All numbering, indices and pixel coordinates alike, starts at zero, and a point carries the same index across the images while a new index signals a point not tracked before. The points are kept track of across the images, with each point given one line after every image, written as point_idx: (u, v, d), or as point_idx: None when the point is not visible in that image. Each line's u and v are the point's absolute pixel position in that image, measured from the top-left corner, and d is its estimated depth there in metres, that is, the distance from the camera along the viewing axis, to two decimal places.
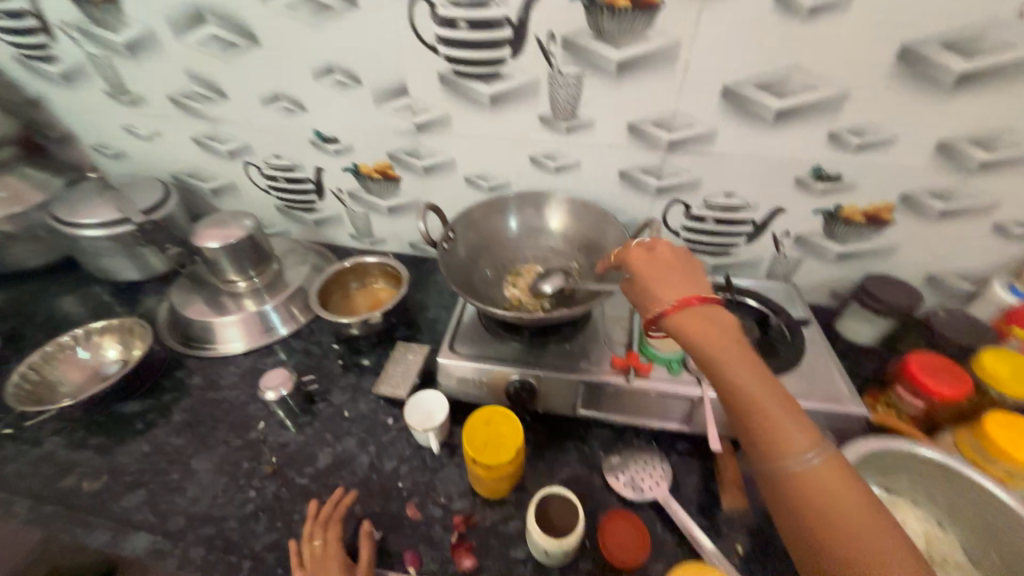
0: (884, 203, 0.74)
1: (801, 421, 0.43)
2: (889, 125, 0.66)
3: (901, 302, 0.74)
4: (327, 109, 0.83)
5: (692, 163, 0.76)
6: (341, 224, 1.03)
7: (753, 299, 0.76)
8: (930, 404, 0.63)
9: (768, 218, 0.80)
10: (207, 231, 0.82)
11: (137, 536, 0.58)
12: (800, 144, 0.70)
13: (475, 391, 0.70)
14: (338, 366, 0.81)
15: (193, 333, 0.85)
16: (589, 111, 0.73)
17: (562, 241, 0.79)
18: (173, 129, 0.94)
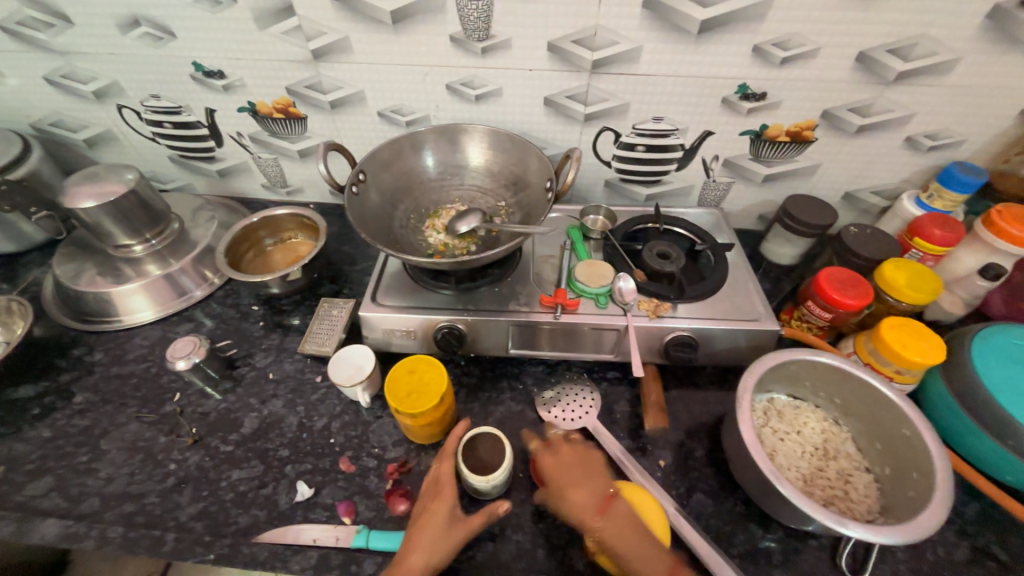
0: (807, 121, 0.73)
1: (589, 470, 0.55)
2: (812, 34, 0.63)
3: (819, 221, 0.76)
4: (202, 35, 0.71)
5: (618, 86, 0.71)
6: (249, 174, 0.93)
7: (680, 228, 0.77)
8: (835, 315, 0.67)
9: (697, 143, 0.78)
10: (79, 189, 0.71)
11: (46, 522, 0.55)
12: (726, 60, 0.67)
13: (405, 341, 0.68)
14: (260, 328, 0.76)
15: (88, 307, 0.77)
16: (504, 29, 0.66)
17: (487, 177, 0.74)
18: (17, 67, 0.78)
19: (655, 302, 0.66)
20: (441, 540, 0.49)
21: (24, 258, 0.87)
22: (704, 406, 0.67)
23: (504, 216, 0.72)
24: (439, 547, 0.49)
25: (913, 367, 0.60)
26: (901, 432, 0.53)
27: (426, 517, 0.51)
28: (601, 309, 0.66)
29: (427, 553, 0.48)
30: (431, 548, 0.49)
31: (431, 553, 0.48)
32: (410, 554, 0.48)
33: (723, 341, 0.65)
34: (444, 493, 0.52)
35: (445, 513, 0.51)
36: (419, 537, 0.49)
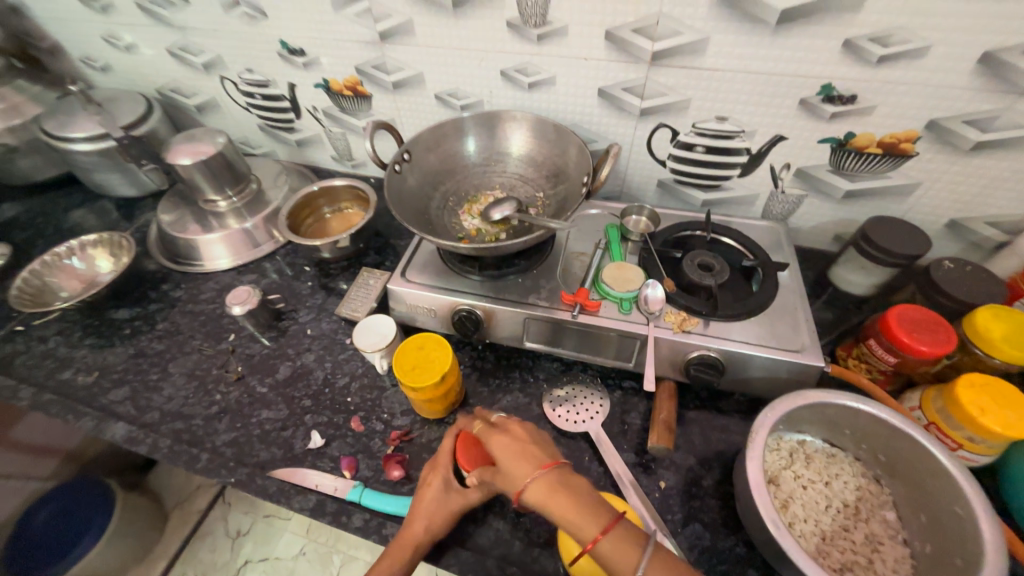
0: (907, 131, 0.62)
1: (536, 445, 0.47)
2: (921, 29, 0.53)
3: (906, 249, 0.65)
4: (288, 16, 0.77)
5: (679, 80, 0.66)
6: (322, 146, 1.01)
7: (729, 239, 0.70)
8: (903, 361, 0.57)
9: (766, 148, 0.71)
10: (179, 147, 0.83)
11: (119, 424, 0.66)
12: (807, 57, 0.59)
13: (427, 319, 0.70)
14: (309, 287, 0.83)
15: (178, 251, 0.89)
16: (561, 15, 0.64)
17: (530, 168, 0.74)
18: (148, 39, 0.92)
19: (685, 316, 0.61)
20: (441, 510, 0.50)
21: (141, 202, 1.03)
22: (723, 434, 0.62)
23: (539, 206, 0.71)
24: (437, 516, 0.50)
25: (991, 437, 0.50)
26: (952, 508, 0.45)
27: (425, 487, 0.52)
28: (624, 315, 0.63)
29: (426, 522, 0.50)
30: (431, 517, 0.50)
31: (431, 520, 0.50)
32: (413, 521, 0.50)
33: (755, 368, 0.59)
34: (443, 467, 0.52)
35: (440, 483, 0.51)
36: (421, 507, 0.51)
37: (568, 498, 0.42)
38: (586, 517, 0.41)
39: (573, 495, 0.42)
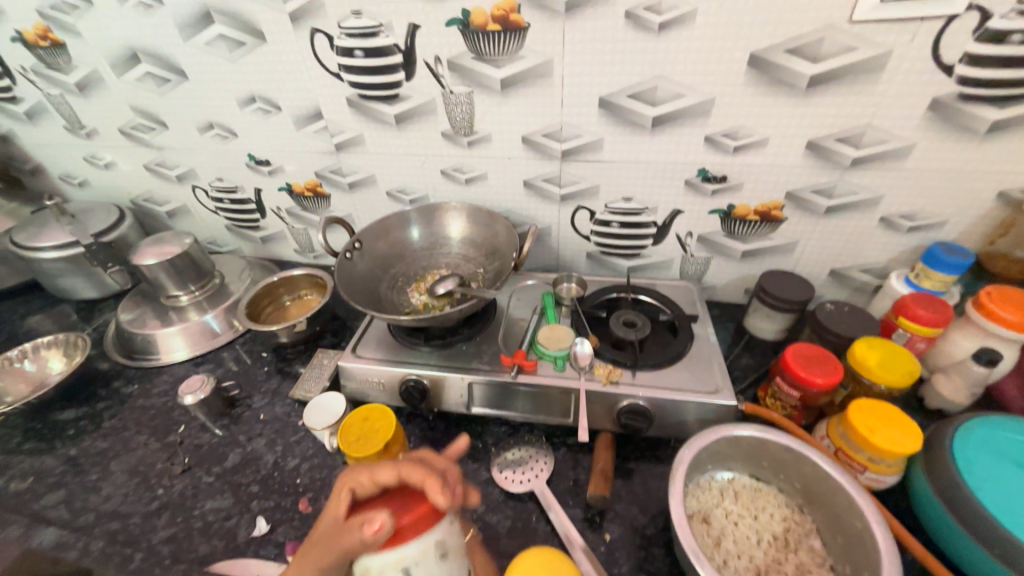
0: (773, 201, 0.76)
1: None
2: (759, 126, 0.69)
3: (796, 296, 0.76)
4: (256, 134, 0.90)
5: (587, 171, 0.80)
6: (285, 240, 1.10)
7: (650, 298, 0.79)
8: (806, 394, 0.64)
9: (669, 220, 0.83)
10: (146, 248, 0.89)
11: (48, 530, 0.63)
12: (682, 149, 0.74)
13: (378, 392, 0.74)
14: (265, 373, 0.86)
15: (136, 347, 0.91)
16: (485, 126, 0.78)
17: (471, 248, 0.83)
18: (127, 157, 1.02)
19: (613, 368, 0.67)
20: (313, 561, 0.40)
21: (102, 303, 1.06)
22: (662, 480, 0.65)
23: (479, 280, 0.79)
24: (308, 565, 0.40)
25: (885, 455, 0.56)
26: (854, 523, 0.49)
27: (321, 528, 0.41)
28: (559, 371, 0.68)
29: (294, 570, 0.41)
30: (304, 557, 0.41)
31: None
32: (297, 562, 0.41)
33: (680, 412, 0.64)
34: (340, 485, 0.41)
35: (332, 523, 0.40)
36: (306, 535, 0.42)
37: None
38: None
39: None
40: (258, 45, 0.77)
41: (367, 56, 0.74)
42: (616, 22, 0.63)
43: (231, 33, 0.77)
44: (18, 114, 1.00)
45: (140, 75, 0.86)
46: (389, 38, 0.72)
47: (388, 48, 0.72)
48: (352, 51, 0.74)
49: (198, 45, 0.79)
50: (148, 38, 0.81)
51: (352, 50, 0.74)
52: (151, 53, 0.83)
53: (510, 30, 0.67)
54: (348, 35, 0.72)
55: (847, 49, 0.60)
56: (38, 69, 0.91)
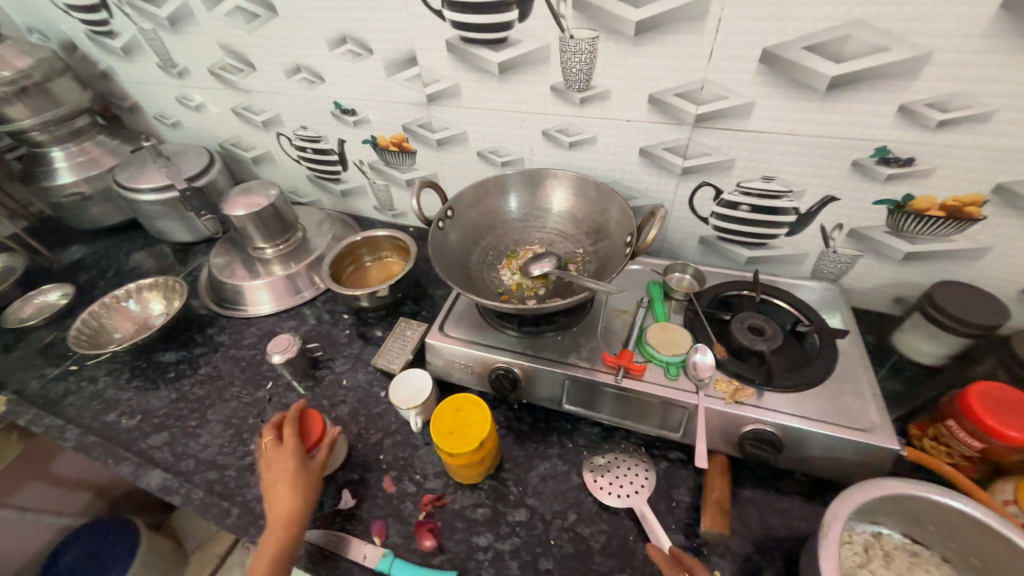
0: (971, 195, 0.60)
1: None
2: (985, 95, 0.52)
3: (980, 317, 0.60)
4: (344, 80, 0.83)
5: (723, 142, 0.66)
6: (365, 196, 1.05)
7: (783, 301, 0.67)
8: (990, 446, 0.51)
9: (816, 208, 0.69)
10: (235, 199, 0.88)
11: (155, 472, 0.66)
12: (860, 122, 0.58)
13: (463, 375, 0.69)
14: (347, 336, 0.84)
15: (226, 296, 0.92)
16: (605, 81, 0.66)
17: (570, 224, 0.74)
18: (216, 100, 1.00)
19: (737, 384, 0.58)
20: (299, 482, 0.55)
21: (195, 247, 1.09)
22: (783, 517, 0.56)
23: (579, 263, 0.71)
24: (304, 489, 0.55)
25: None
26: None
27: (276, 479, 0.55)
28: (670, 380, 0.60)
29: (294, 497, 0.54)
30: (296, 486, 0.54)
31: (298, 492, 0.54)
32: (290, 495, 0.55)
33: (816, 446, 0.54)
34: (284, 443, 0.58)
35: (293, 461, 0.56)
36: (277, 486, 0.55)
37: None
38: None
39: None
40: None
41: None
42: None
43: None
44: (115, 49, 0.98)
45: (230, 9, 0.80)
46: None
47: None
48: None
49: None
50: None
51: None
52: None
53: None
54: None
55: None
56: (132, 1, 0.87)
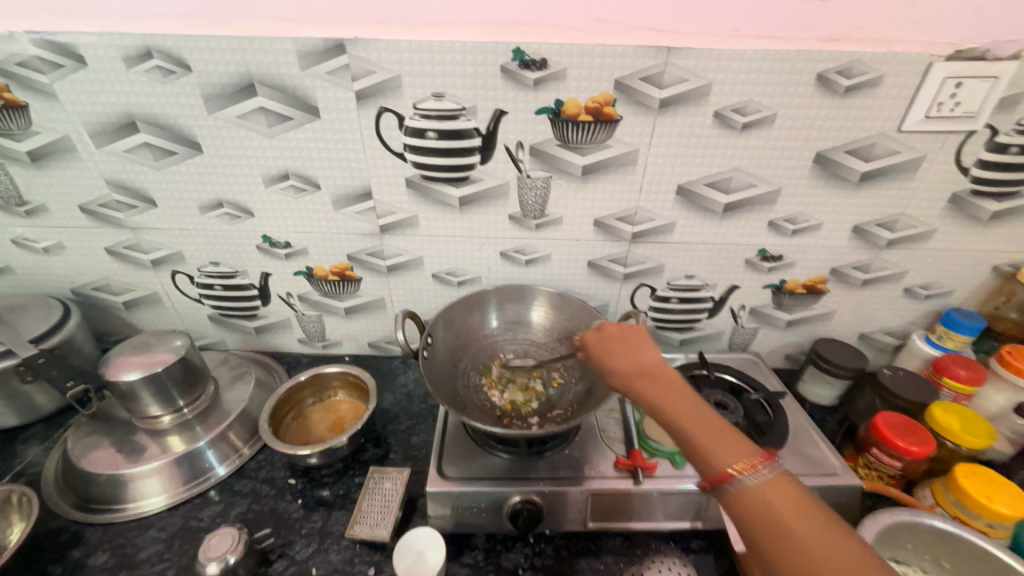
0: (819, 277, 0.83)
1: (689, 412, 0.47)
2: (815, 214, 0.76)
3: (852, 363, 0.81)
4: (279, 215, 0.78)
5: (654, 252, 0.81)
6: (289, 329, 0.93)
7: (730, 375, 0.80)
8: (905, 463, 0.66)
9: (725, 295, 0.86)
10: (124, 359, 0.69)
11: None
12: (746, 232, 0.78)
13: (472, 519, 0.62)
14: (299, 507, 0.68)
15: (96, 495, 0.68)
16: (557, 210, 0.76)
17: (543, 333, 0.79)
18: (81, 240, 0.81)
19: None
20: (686, 406, 0.47)
21: (25, 432, 0.79)
22: None
23: (563, 371, 0.75)
24: (687, 422, 0.46)
25: (1003, 519, 0.58)
26: None
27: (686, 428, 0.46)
28: (680, 470, 0.63)
29: (712, 439, 0.45)
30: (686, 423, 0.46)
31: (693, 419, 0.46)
32: (676, 414, 0.47)
33: None
34: (622, 371, 0.53)
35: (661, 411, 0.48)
36: (691, 430, 0.46)
37: (709, 436, 0.45)
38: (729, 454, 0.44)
39: (698, 429, 0.46)
40: (309, 121, 0.68)
41: (441, 137, 0.69)
42: (705, 121, 0.67)
43: (276, 106, 0.67)
44: None
45: (133, 146, 0.71)
46: (470, 122, 0.68)
47: (467, 131, 0.68)
48: (425, 132, 0.68)
49: (228, 117, 0.68)
50: (157, 107, 0.67)
51: (425, 132, 0.68)
52: (156, 123, 0.69)
53: (602, 121, 0.67)
54: (423, 116, 0.67)
55: (894, 153, 0.69)
56: None
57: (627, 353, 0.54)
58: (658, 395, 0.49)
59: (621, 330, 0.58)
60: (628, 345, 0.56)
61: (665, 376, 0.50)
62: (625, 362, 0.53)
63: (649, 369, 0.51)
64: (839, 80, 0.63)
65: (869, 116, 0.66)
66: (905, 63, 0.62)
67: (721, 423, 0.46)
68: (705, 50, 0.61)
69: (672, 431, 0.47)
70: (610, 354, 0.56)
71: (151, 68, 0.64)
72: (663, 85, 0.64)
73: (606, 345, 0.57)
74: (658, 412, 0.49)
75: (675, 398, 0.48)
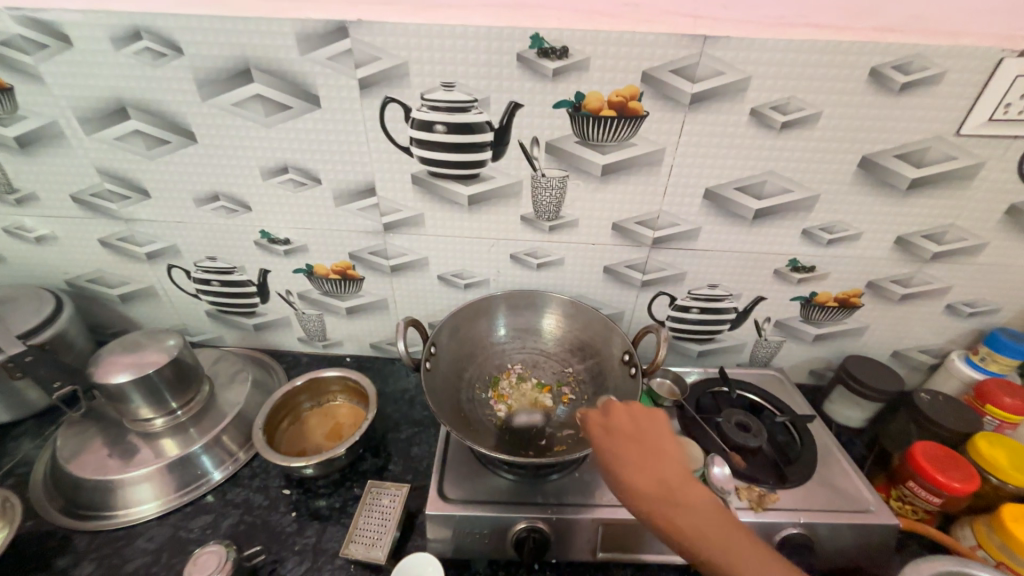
0: (854, 290, 0.77)
1: (717, 538, 0.43)
2: (854, 223, 0.69)
3: (886, 384, 0.75)
4: (277, 210, 0.73)
5: (675, 259, 0.75)
6: (289, 327, 0.90)
7: (752, 393, 0.75)
8: (946, 500, 0.61)
9: (750, 306, 0.81)
10: (114, 359, 0.65)
11: None
12: (777, 241, 0.72)
13: (474, 544, 0.58)
14: (292, 521, 0.65)
15: (85, 500, 0.65)
16: (573, 212, 0.71)
17: (554, 343, 0.75)
18: (74, 231, 0.78)
19: (757, 490, 0.60)
20: (710, 530, 0.44)
21: (16, 428, 0.76)
22: None
23: (573, 386, 0.72)
24: (716, 552, 0.43)
25: None
26: None
27: (722, 561, 0.42)
28: None
29: (736, 572, 0.41)
30: (718, 554, 0.43)
31: (726, 546, 0.43)
32: (700, 543, 0.43)
33: (834, 538, 0.58)
34: (635, 481, 0.48)
35: (685, 538, 0.44)
36: (724, 561, 0.42)
37: (738, 567, 0.41)
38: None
39: (726, 558, 0.42)
40: (309, 110, 0.63)
41: (450, 131, 0.63)
42: (740, 118, 0.61)
43: (273, 94, 0.62)
44: None
45: (124, 133, 0.66)
46: (482, 115, 0.62)
47: (479, 125, 0.63)
48: (433, 125, 0.63)
49: (223, 105, 0.63)
50: (148, 91, 0.63)
51: (432, 125, 0.63)
52: (147, 110, 0.64)
53: (626, 117, 0.61)
54: (431, 108, 0.62)
55: (949, 158, 0.62)
56: None
57: (642, 465, 0.49)
58: (688, 526, 0.44)
59: (636, 423, 0.53)
60: (636, 442, 0.51)
61: (671, 489, 0.47)
62: (647, 480, 0.47)
63: (675, 492, 0.46)
64: (895, 76, 0.57)
65: (925, 117, 0.59)
66: (973, 58, 0.55)
67: (766, 552, 0.43)
68: (745, 39, 0.55)
69: (719, 575, 0.42)
70: (619, 456, 0.50)
71: (140, 50, 0.59)
72: (695, 78, 0.58)
73: (608, 439, 0.52)
74: (682, 542, 0.44)
75: (694, 521, 0.44)
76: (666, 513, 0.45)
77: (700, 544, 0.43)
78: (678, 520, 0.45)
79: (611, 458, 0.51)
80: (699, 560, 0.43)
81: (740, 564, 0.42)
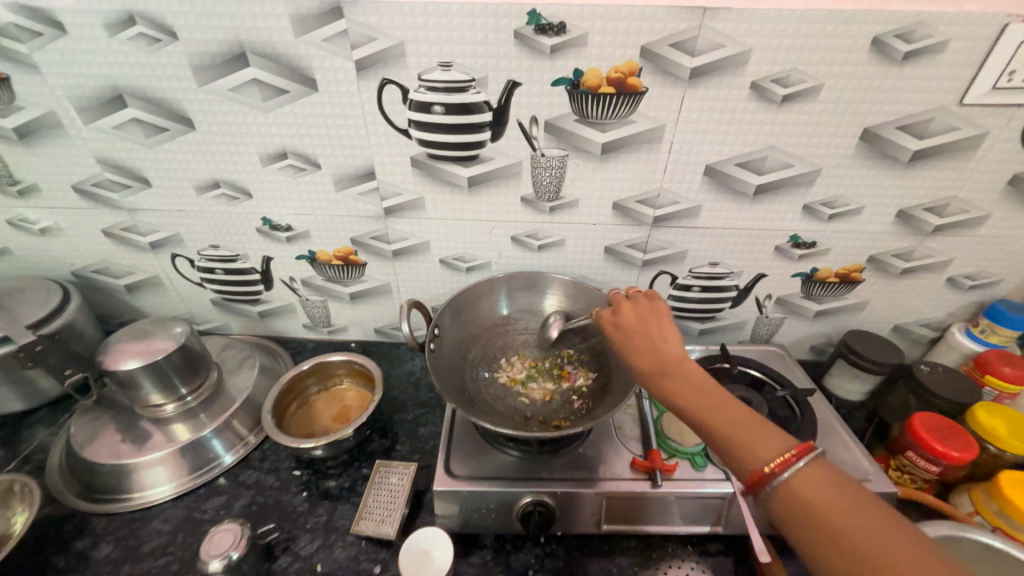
0: (855, 265, 0.77)
1: (720, 405, 0.43)
2: (857, 197, 0.69)
3: (887, 358, 0.76)
4: (278, 196, 0.73)
5: (676, 237, 0.75)
6: (293, 314, 0.91)
7: (753, 368, 0.76)
8: (943, 468, 0.61)
9: (751, 283, 0.81)
10: (123, 347, 0.66)
11: None
12: (779, 216, 0.72)
13: (480, 519, 0.59)
14: (303, 500, 0.66)
15: (101, 485, 0.67)
16: (573, 192, 0.71)
17: (556, 323, 0.76)
18: (78, 222, 0.78)
19: None
20: (705, 396, 0.44)
21: (31, 416, 0.78)
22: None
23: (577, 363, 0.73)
24: (718, 417, 0.43)
25: None
26: None
27: (721, 428, 0.42)
28: (700, 472, 0.59)
29: (736, 436, 0.42)
30: (716, 417, 0.43)
31: (721, 413, 0.43)
32: (696, 410, 0.44)
33: None
34: (641, 360, 0.50)
35: (685, 407, 0.45)
36: (719, 426, 0.43)
37: (737, 429, 0.42)
38: (769, 449, 0.40)
39: (726, 421, 0.42)
40: (306, 94, 0.63)
41: (448, 112, 0.63)
42: (740, 92, 0.60)
43: (269, 78, 0.62)
44: None
45: (121, 122, 0.66)
46: (480, 94, 0.62)
47: (477, 105, 0.63)
48: (430, 107, 0.63)
49: (220, 91, 0.63)
50: (144, 78, 0.62)
51: (430, 106, 0.63)
52: (145, 97, 0.64)
53: (625, 93, 0.61)
54: (428, 89, 0.62)
55: (952, 129, 0.62)
56: None
57: (645, 347, 0.51)
58: (680, 395, 0.45)
59: (639, 315, 0.54)
60: (642, 328, 0.53)
61: (680, 363, 0.47)
62: (642, 360, 0.50)
63: (668, 365, 0.47)
64: (897, 45, 0.56)
65: (927, 87, 0.59)
66: (978, 25, 0.54)
67: (758, 420, 0.42)
68: (745, 10, 0.54)
69: (715, 439, 0.43)
70: (626, 342, 0.53)
71: (135, 35, 0.59)
72: (695, 52, 0.58)
73: (616, 328, 0.55)
74: (682, 410, 0.45)
75: (687, 389, 0.45)
76: (677, 380, 0.46)
77: (694, 411, 0.44)
78: (676, 392, 0.46)
79: (621, 346, 0.53)
80: (700, 426, 0.44)
81: (737, 430, 0.42)
